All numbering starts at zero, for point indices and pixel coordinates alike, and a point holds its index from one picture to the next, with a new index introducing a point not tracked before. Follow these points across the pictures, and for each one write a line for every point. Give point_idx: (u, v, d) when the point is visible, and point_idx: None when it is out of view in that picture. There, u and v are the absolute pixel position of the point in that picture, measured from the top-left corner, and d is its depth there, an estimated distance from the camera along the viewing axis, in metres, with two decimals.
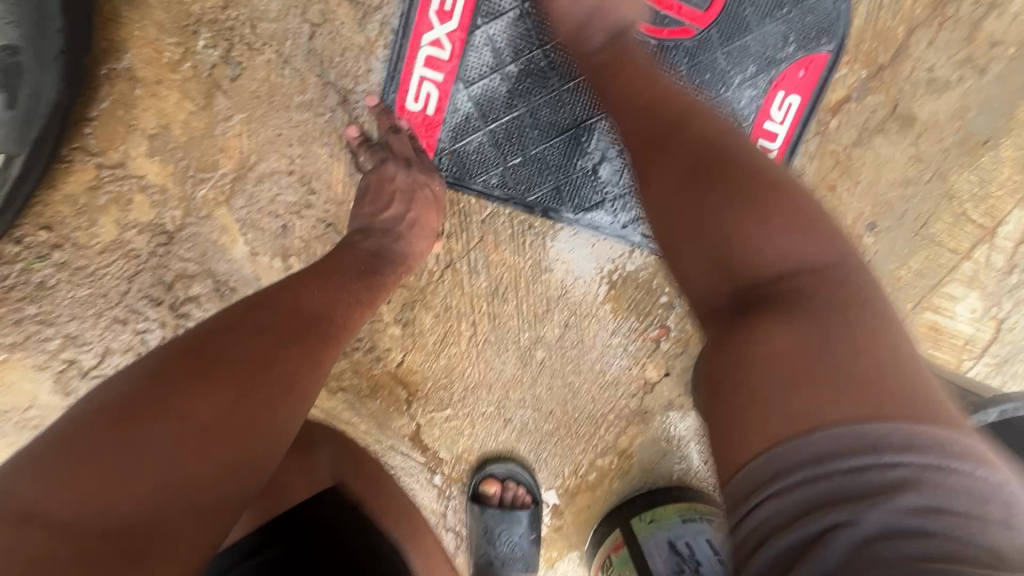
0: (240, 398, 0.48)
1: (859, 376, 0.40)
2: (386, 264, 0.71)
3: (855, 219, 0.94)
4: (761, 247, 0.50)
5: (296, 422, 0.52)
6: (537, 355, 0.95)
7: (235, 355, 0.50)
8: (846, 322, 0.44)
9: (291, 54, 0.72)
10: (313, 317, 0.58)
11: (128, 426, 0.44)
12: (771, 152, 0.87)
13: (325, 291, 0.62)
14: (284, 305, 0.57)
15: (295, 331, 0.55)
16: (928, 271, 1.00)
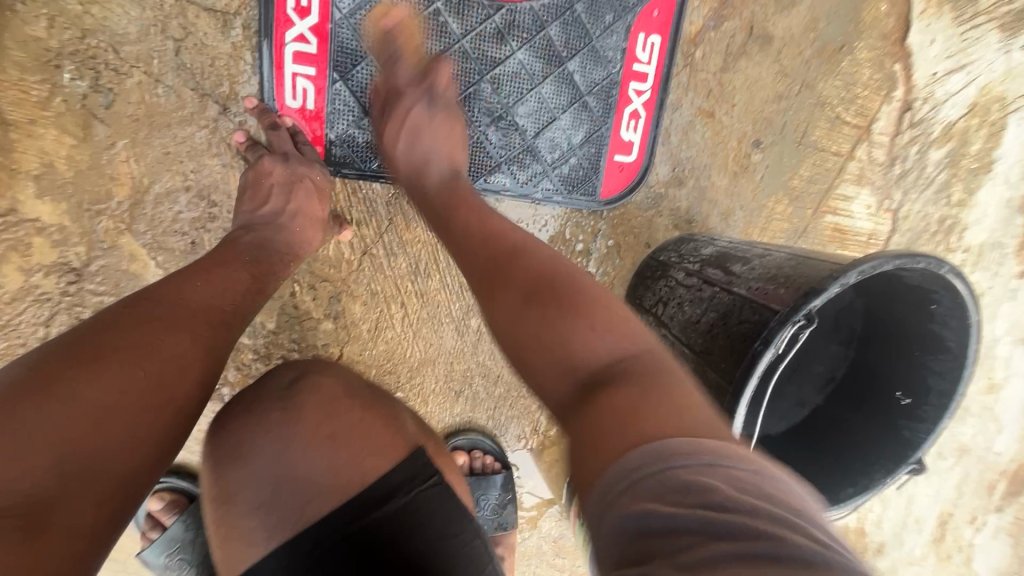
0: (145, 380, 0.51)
1: (669, 428, 0.43)
2: (275, 254, 0.72)
3: (740, 139, 1.00)
4: (578, 352, 0.55)
5: (192, 400, 0.55)
6: (473, 323, 0.98)
7: (134, 340, 0.52)
8: (647, 383, 0.50)
9: (161, 72, 0.74)
10: (201, 306, 0.60)
11: (22, 411, 0.45)
12: (645, 91, 0.93)
13: (213, 281, 0.63)
14: (168, 296, 0.59)
15: (182, 318, 0.57)
16: (819, 177, 1.08)
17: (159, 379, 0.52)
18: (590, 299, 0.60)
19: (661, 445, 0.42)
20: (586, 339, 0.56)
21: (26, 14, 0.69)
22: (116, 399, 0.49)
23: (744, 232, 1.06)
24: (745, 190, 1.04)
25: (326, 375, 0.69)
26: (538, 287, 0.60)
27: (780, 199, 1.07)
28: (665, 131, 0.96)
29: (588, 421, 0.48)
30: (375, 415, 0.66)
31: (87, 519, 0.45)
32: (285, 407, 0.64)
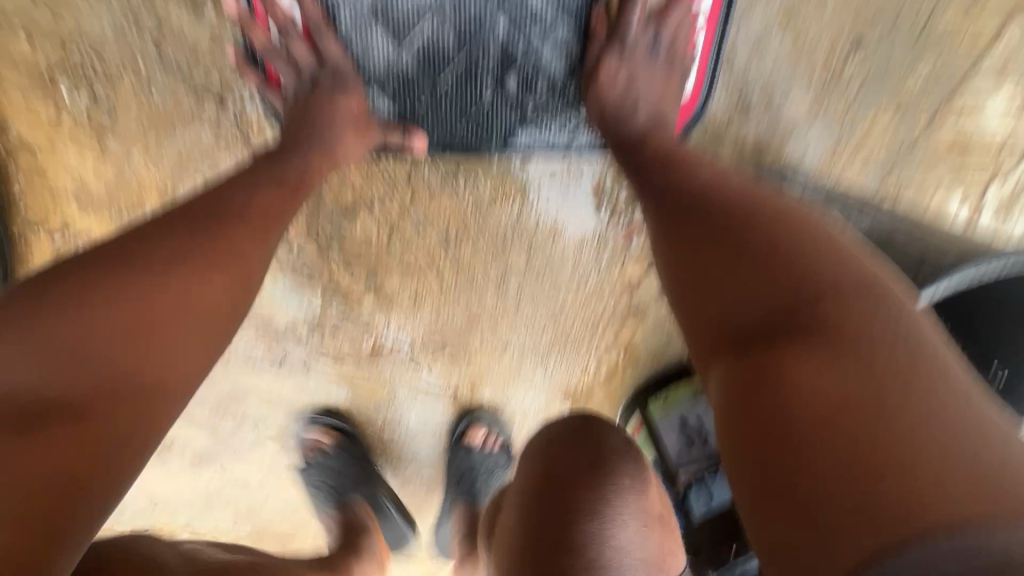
0: (139, 319, 0.46)
1: (927, 451, 0.35)
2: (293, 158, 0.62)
3: (832, 43, 0.79)
4: (774, 289, 0.47)
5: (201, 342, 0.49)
6: (512, 283, 0.95)
7: (132, 275, 0.47)
8: (899, 363, 0.40)
9: (150, 72, 0.69)
10: (232, 223, 0.54)
11: (52, 301, 0.45)
12: (704, 2, 0.75)
13: (239, 196, 0.56)
14: (202, 211, 0.54)
15: (204, 240, 0.52)
16: (943, 74, 0.83)
17: (151, 321, 0.46)
18: (764, 224, 0.52)
19: (947, 501, 0.33)
20: (790, 288, 0.46)
21: (10, 32, 0.66)
22: (105, 331, 0.45)
23: (830, 155, 0.86)
24: (836, 105, 0.83)
25: (610, 441, 0.62)
26: (727, 231, 0.52)
27: (884, 109, 0.84)
28: (728, 47, 0.78)
29: (775, 392, 0.41)
30: (646, 469, 0.62)
31: (58, 463, 0.40)
32: (625, 470, 0.60)
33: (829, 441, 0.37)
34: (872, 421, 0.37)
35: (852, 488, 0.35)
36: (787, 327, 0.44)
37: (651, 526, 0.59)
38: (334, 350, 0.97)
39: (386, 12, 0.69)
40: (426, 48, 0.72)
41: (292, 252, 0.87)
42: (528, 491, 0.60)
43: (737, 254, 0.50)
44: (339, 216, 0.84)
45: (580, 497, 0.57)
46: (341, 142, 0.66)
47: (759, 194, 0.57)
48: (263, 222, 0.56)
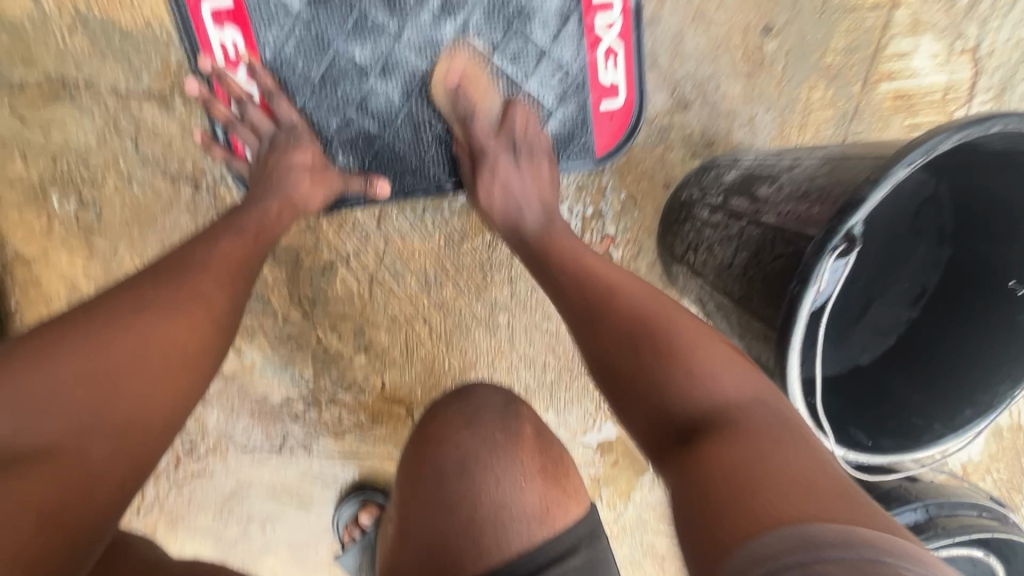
0: (112, 363, 0.47)
1: (789, 487, 0.37)
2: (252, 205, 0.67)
3: (745, 32, 0.85)
4: (685, 397, 0.48)
5: (191, 363, 0.52)
6: (502, 319, 0.94)
7: (100, 328, 0.49)
8: (776, 438, 0.42)
9: (129, 169, 0.76)
10: (206, 261, 0.58)
11: (47, 341, 0.47)
12: (615, 20, 0.81)
13: (211, 240, 0.61)
14: (178, 258, 0.58)
15: (183, 276, 0.56)
16: (862, 41, 0.89)
17: (123, 365, 0.47)
18: (665, 326, 0.54)
19: (800, 515, 0.35)
20: (682, 392, 0.48)
21: (5, 157, 0.74)
22: (74, 378, 0.45)
23: (778, 136, 0.91)
24: (768, 87, 0.88)
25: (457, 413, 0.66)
26: (629, 337, 0.54)
27: (816, 84, 0.90)
28: (650, 53, 0.84)
29: (696, 468, 0.41)
30: (521, 427, 0.65)
31: (37, 496, 0.39)
32: (502, 423, 0.64)
33: (725, 515, 0.37)
34: (771, 498, 0.37)
35: (726, 511, 0.37)
36: (712, 427, 0.45)
37: (532, 480, 0.61)
38: (334, 424, 0.94)
39: (337, 82, 0.76)
40: (374, 103, 0.78)
41: (277, 323, 0.87)
42: (418, 441, 0.66)
43: (645, 357, 0.52)
44: (319, 278, 0.86)
45: (476, 452, 0.62)
46: (298, 185, 0.71)
47: (633, 288, 0.60)
48: (227, 263, 0.60)
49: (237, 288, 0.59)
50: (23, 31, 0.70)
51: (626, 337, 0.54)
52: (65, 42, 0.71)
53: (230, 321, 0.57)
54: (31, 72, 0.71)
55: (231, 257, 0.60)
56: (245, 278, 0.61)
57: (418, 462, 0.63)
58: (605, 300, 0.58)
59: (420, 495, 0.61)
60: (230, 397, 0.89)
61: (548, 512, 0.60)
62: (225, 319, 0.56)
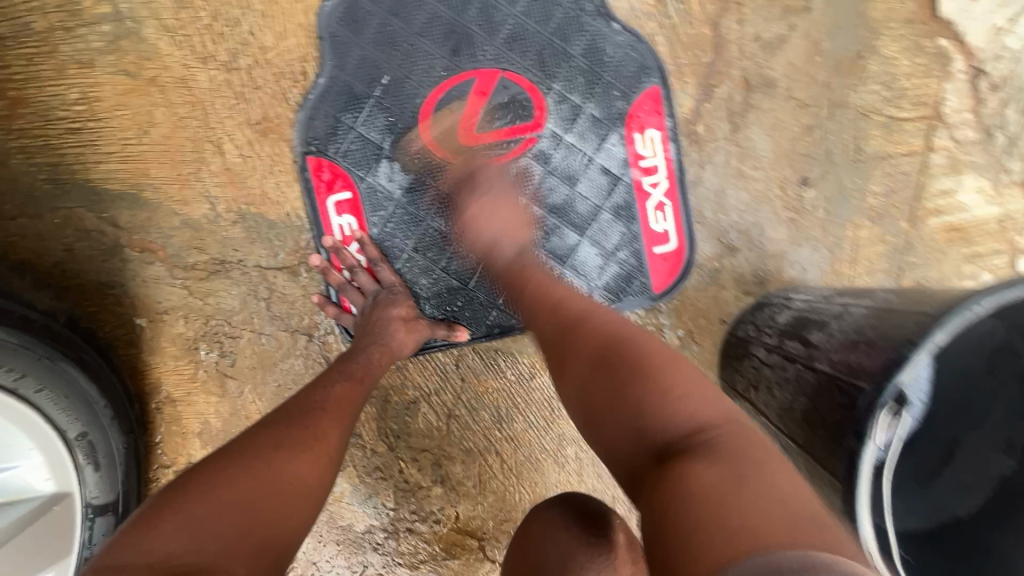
0: (257, 491, 0.57)
1: (759, 520, 0.43)
2: (356, 354, 0.79)
3: (782, 185, 0.94)
4: (661, 413, 0.55)
5: (309, 496, 0.61)
6: (570, 452, 0.98)
7: (246, 460, 0.60)
8: (733, 463, 0.49)
9: (260, 325, 0.93)
10: (319, 405, 0.70)
11: (202, 481, 0.57)
12: (661, 182, 0.93)
13: (323, 387, 0.73)
14: (296, 404, 0.70)
15: (302, 419, 0.67)
16: (900, 184, 0.95)
17: (263, 495, 0.57)
18: (636, 352, 0.62)
19: (760, 545, 0.40)
20: (660, 408, 0.56)
21: (171, 319, 0.92)
22: (228, 505, 0.55)
23: (829, 272, 0.95)
24: (812, 230, 0.95)
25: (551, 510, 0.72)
26: (612, 357, 0.63)
27: (860, 224, 0.95)
28: (695, 209, 0.94)
29: (668, 489, 0.48)
30: (613, 536, 0.69)
31: None
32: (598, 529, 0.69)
33: (699, 550, 0.42)
34: (731, 536, 0.42)
35: (698, 537, 0.42)
36: (674, 445, 0.53)
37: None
38: (410, 554, 0.98)
39: (426, 247, 0.92)
40: (457, 261, 0.93)
41: (365, 454, 0.96)
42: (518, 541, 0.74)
43: (617, 374, 0.60)
44: (403, 413, 0.96)
45: (573, 552, 0.66)
46: (395, 335, 0.82)
47: (591, 319, 0.70)
48: (339, 407, 0.71)
49: (347, 427, 0.70)
50: (201, 226, 0.90)
51: (602, 359, 0.63)
52: (228, 232, 0.90)
53: (338, 456, 0.67)
54: (201, 256, 0.91)
55: (341, 400, 0.71)
56: (351, 420, 0.71)
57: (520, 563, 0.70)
58: (575, 327, 0.69)
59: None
60: (319, 525, 0.97)
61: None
62: (333, 457, 0.66)
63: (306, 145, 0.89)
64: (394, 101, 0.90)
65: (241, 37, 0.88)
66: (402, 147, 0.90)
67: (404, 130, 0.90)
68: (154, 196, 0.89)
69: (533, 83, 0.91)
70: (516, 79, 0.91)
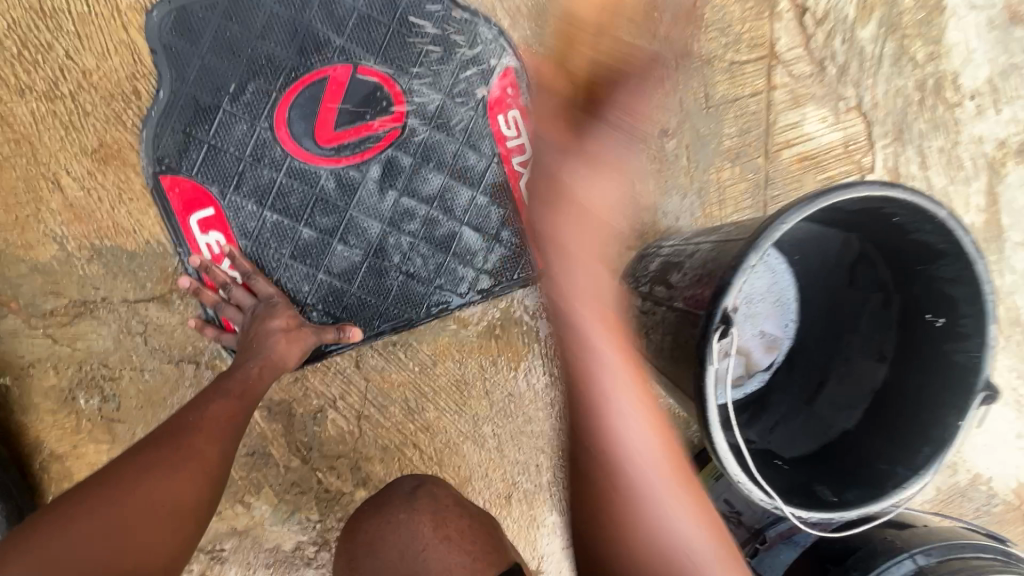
0: (120, 518, 0.56)
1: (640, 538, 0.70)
2: (234, 371, 0.77)
3: (644, 140, 0.97)
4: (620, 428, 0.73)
5: (184, 514, 0.60)
6: (487, 430, 0.99)
7: (109, 487, 0.59)
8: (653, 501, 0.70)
9: (141, 362, 0.88)
10: (197, 422, 0.67)
11: (59, 515, 0.56)
12: (529, 160, 0.94)
13: (203, 403, 0.71)
14: (174, 420, 0.68)
15: (176, 437, 0.65)
16: (751, 123, 1.01)
17: (126, 522, 0.56)
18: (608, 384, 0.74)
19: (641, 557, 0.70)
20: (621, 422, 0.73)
21: (39, 372, 0.86)
22: (86, 538, 0.54)
23: (701, 216, 1.00)
24: (679, 178, 0.99)
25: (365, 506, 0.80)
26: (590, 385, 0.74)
27: (722, 166, 1.00)
28: None
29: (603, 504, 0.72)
30: (421, 500, 0.76)
31: None
32: (408, 503, 0.76)
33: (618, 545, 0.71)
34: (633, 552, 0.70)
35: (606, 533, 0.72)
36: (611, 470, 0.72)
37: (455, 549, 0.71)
38: None
39: (302, 253, 0.90)
40: (337, 265, 0.91)
41: (279, 472, 0.94)
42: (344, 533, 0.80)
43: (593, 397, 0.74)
44: (311, 423, 0.94)
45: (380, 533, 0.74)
46: (276, 347, 0.81)
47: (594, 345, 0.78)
48: (219, 422, 0.69)
49: (229, 441, 0.68)
50: (53, 269, 0.85)
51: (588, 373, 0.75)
52: (85, 270, 0.85)
53: (222, 470, 0.66)
54: (59, 300, 0.85)
55: (221, 416, 0.69)
56: (233, 435, 0.69)
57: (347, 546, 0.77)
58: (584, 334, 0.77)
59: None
60: (246, 552, 0.94)
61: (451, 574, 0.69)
62: (216, 472, 0.65)
63: (154, 164, 0.85)
64: (244, 107, 0.86)
65: (59, 61, 0.82)
66: (262, 155, 0.87)
67: (261, 137, 0.87)
68: None
69: (389, 75, 0.90)
70: (371, 73, 0.89)
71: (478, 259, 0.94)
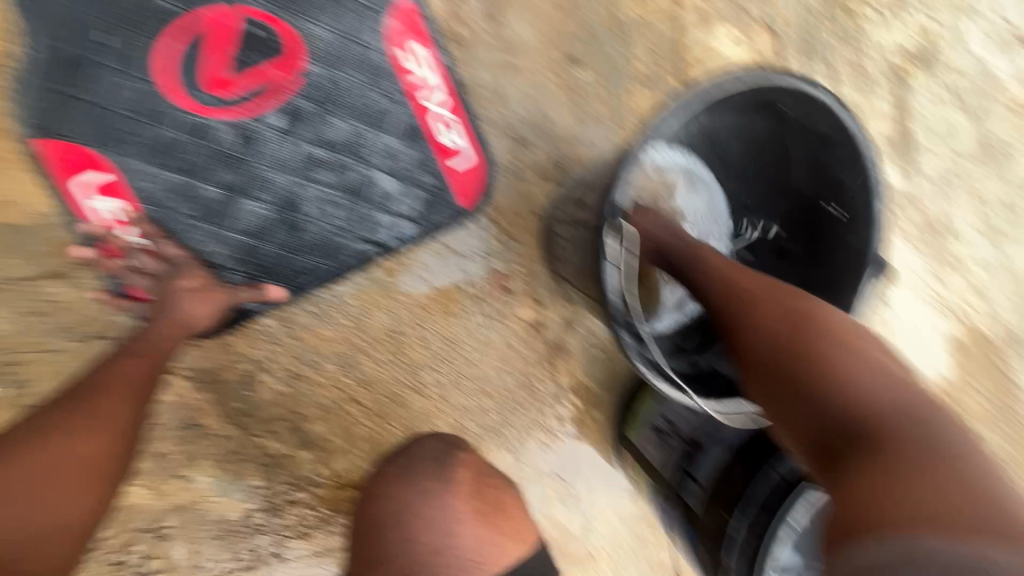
0: (25, 487, 0.55)
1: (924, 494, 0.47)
2: (141, 333, 0.74)
3: (555, 68, 0.96)
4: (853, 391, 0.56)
5: (99, 472, 0.59)
6: (428, 378, 0.99)
7: (14, 449, 0.56)
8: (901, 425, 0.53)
9: (45, 343, 0.83)
10: (102, 382, 0.64)
11: None
12: (439, 96, 0.91)
13: (110, 363, 0.67)
14: (80, 382, 0.65)
15: (82, 398, 0.62)
16: (662, 45, 1.00)
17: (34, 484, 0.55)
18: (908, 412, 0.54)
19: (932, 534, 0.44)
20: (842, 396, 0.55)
21: None
22: None
23: (620, 143, 1.00)
24: (595, 106, 0.98)
25: (391, 467, 0.86)
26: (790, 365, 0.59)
27: (637, 90, 1.00)
28: (478, 111, 0.94)
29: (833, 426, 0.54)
30: (454, 475, 0.85)
31: None
32: (437, 472, 0.84)
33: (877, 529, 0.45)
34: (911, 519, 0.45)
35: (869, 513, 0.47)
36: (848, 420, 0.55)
37: (462, 523, 0.81)
38: (298, 524, 0.97)
39: (209, 213, 0.86)
40: (248, 222, 0.87)
41: (216, 442, 0.91)
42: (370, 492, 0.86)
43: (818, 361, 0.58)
44: (243, 389, 0.91)
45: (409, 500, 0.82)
46: (183, 305, 0.77)
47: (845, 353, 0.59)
48: (127, 382, 0.65)
49: (140, 400, 0.65)
50: None
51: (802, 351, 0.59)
52: None
53: (134, 429, 0.63)
54: None
55: (128, 377, 0.66)
56: (144, 394, 0.66)
57: (363, 520, 0.83)
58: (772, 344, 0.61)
59: (367, 549, 0.80)
60: (191, 526, 0.92)
61: (485, 543, 0.81)
62: (126, 432, 0.62)
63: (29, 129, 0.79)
64: (121, 60, 0.80)
65: None
66: (148, 110, 0.82)
67: (145, 91, 0.81)
68: None
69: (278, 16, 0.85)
70: (259, 15, 0.84)
71: (398, 204, 0.92)
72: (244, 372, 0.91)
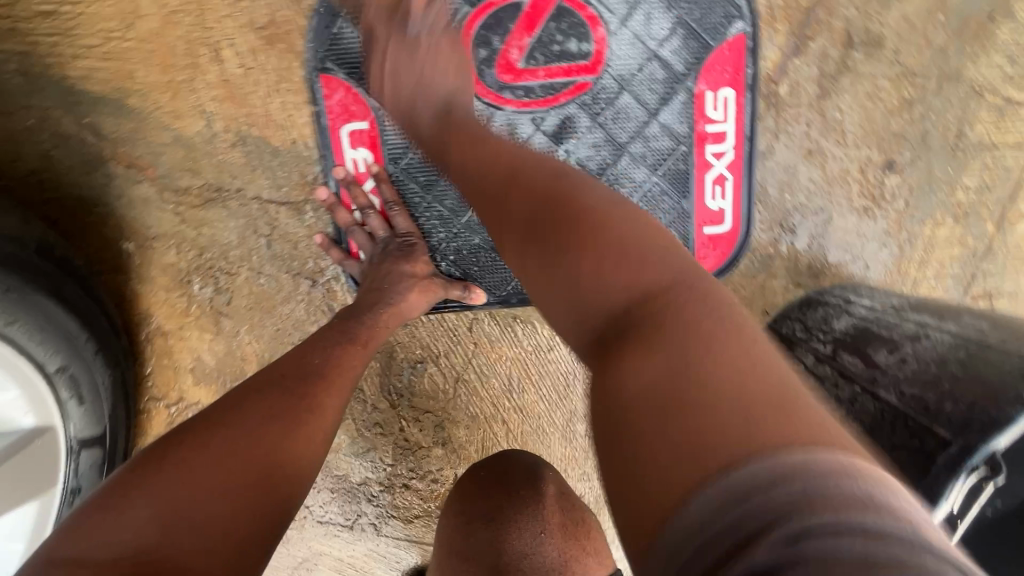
0: (246, 473, 0.51)
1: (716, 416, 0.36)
2: (362, 313, 0.72)
3: (863, 166, 0.81)
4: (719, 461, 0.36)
5: (308, 467, 0.56)
6: (579, 428, 0.93)
7: (241, 426, 0.54)
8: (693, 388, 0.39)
9: (260, 264, 0.83)
10: (310, 371, 0.62)
11: (190, 455, 0.51)
12: (726, 153, 0.80)
13: (318, 351, 0.65)
14: (287, 367, 0.62)
15: (295, 386, 0.59)
16: (996, 180, 0.82)
17: (260, 470, 0.51)
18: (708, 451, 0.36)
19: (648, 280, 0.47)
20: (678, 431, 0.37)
21: (161, 247, 0.83)
22: (222, 483, 0.49)
23: (894, 272, 0.85)
24: (886, 223, 0.83)
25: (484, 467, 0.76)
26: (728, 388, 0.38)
27: (942, 221, 0.83)
28: (759, 185, 0.82)
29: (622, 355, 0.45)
30: (545, 491, 0.73)
31: None
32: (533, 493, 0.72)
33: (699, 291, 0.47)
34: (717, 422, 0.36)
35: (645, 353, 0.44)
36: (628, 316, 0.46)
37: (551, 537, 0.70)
38: (404, 509, 0.96)
39: (446, 194, 0.81)
40: (479, 217, 0.82)
41: (365, 409, 0.91)
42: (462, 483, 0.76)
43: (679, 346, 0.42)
44: (409, 371, 0.89)
45: (500, 507, 0.71)
46: (405, 296, 0.75)
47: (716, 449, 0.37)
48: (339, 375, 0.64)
49: (346, 396, 0.64)
50: (196, 145, 0.79)
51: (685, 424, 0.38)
52: (227, 155, 0.79)
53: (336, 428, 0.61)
54: (195, 179, 0.80)
55: (342, 368, 0.64)
56: (352, 386, 0.65)
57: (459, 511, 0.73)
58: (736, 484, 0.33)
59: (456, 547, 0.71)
60: None
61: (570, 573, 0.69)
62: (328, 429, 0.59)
63: (320, 56, 0.76)
64: None
65: None
66: None
67: None
68: (141, 102, 0.77)
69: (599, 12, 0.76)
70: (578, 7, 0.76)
71: None
72: (416, 356, 0.89)
